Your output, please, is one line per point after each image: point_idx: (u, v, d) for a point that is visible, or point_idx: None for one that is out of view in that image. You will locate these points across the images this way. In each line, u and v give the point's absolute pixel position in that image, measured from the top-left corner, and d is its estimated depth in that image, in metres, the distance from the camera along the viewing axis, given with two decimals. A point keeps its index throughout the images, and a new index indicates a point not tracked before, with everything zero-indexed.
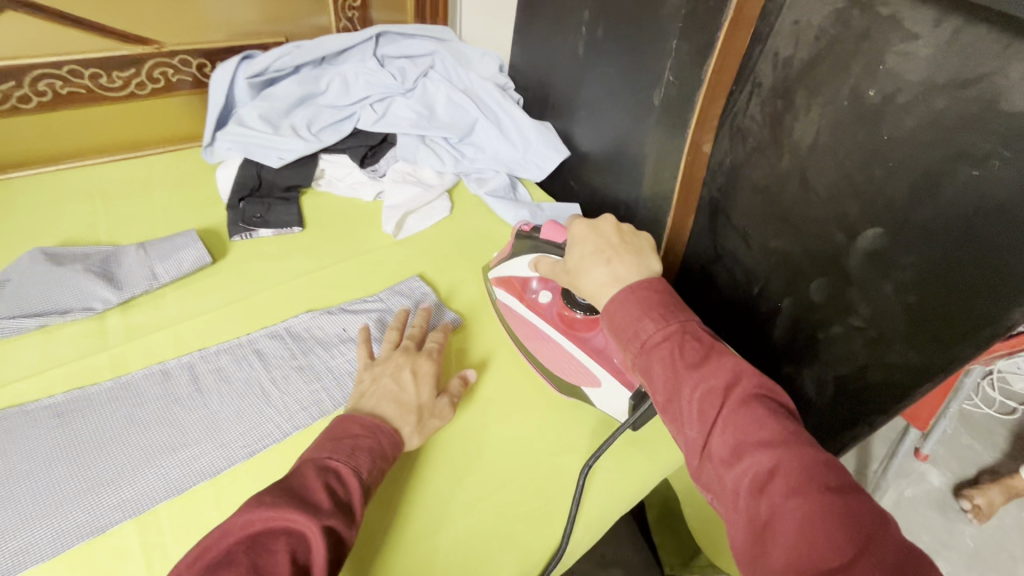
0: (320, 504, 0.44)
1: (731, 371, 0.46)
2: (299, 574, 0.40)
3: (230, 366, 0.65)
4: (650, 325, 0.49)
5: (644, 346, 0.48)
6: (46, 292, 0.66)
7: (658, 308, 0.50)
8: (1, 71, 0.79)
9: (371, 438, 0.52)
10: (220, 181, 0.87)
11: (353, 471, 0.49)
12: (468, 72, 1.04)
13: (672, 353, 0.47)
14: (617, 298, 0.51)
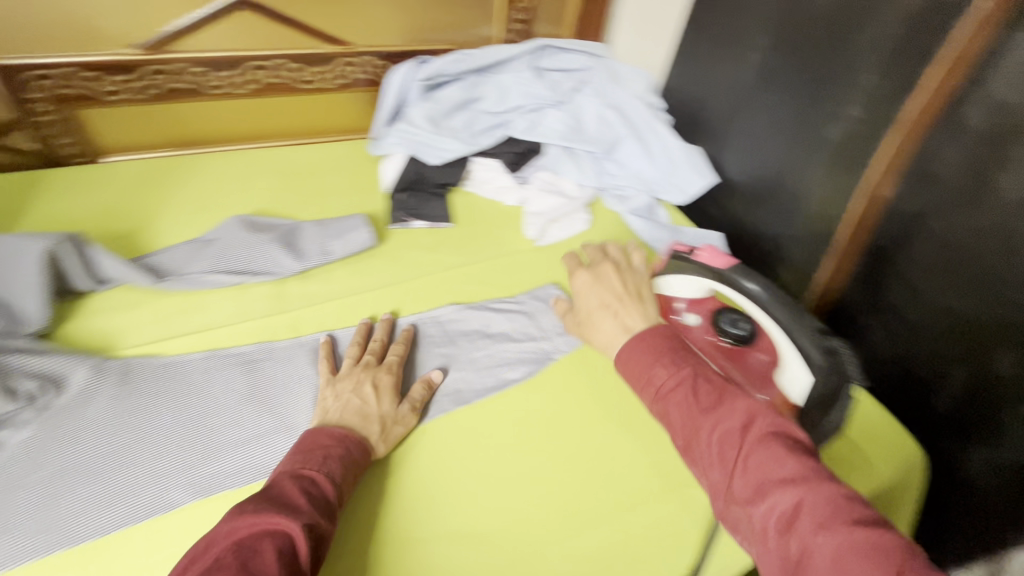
0: (299, 508, 0.46)
1: (749, 409, 0.47)
2: (289, 566, 0.41)
3: (385, 343, 0.71)
4: (661, 371, 0.52)
5: (659, 392, 0.51)
6: (244, 254, 0.76)
7: (669, 355, 0.53)
8: (228, 62, 0.90)
9: (340, 446, 0.55)
10: (384, 172, 0.95)
11: (323, 478, 0.51)
12: (620, 89, 1.04)
13: (686, 397, 0.49)
14: (629, 347, 0.56)
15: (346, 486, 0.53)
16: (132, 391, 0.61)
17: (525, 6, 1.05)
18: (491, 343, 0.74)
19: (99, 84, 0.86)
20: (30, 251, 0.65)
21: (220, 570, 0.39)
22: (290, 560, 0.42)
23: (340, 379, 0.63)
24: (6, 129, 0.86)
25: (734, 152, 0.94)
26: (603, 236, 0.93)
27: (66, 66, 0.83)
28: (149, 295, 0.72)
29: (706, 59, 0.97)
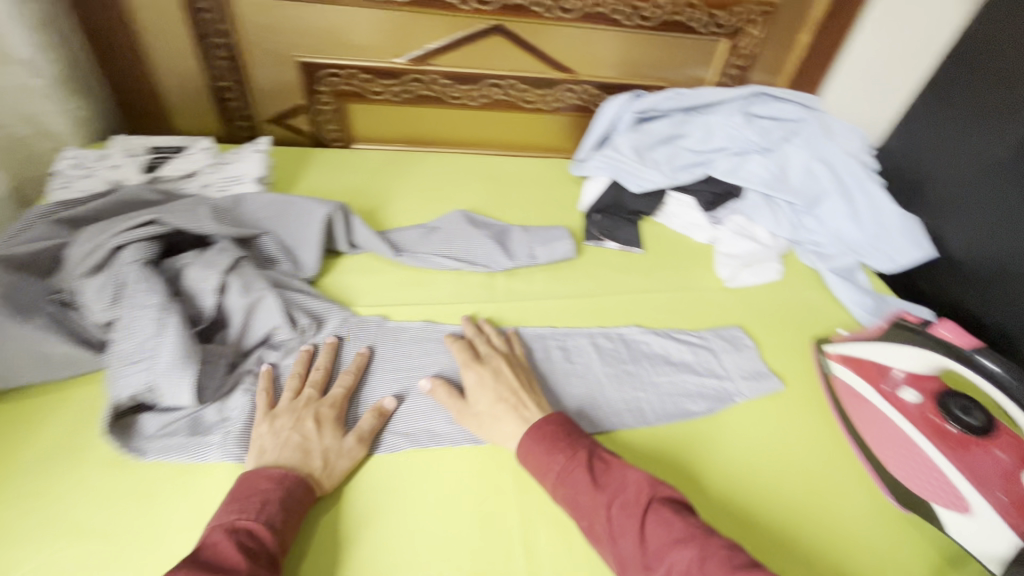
0: (236, 565, 0.46)
1: (638, 483, 0.54)
2: None
3: (574, 350, 0.75)
4: (559, 457, 0.57)
5: (558, 475, 0.56)
6: (463, 245, 0.86)
7: (559, 442, 0.58)
8: (472, 78, 1.04)
9: (278, 490, 0.53)
10: (585, 192, 1.01)
11: (261, 525, 0.50)
12: (832, 144, 1.00)
13: (583, 474, 0.55)
14: (529, 434, 0.60)
15: (289, 529, 0.52)
16: (364, 343, 0.71)
17: (746, 52, 1.08)
18: (671, 371, 0.74)
19: (368, 85, 1.02)
20: (316, 213, 0.79)
21: None
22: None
23: (279, 412, 0.61)
24: (291, 111, 1.06)
25: (962, 230, 0.89)
26: (795, 290, 0.91)
27: (349, 67, 1.00)
28: (384, 264, 0.84)
29: (947, 130, 0.92)
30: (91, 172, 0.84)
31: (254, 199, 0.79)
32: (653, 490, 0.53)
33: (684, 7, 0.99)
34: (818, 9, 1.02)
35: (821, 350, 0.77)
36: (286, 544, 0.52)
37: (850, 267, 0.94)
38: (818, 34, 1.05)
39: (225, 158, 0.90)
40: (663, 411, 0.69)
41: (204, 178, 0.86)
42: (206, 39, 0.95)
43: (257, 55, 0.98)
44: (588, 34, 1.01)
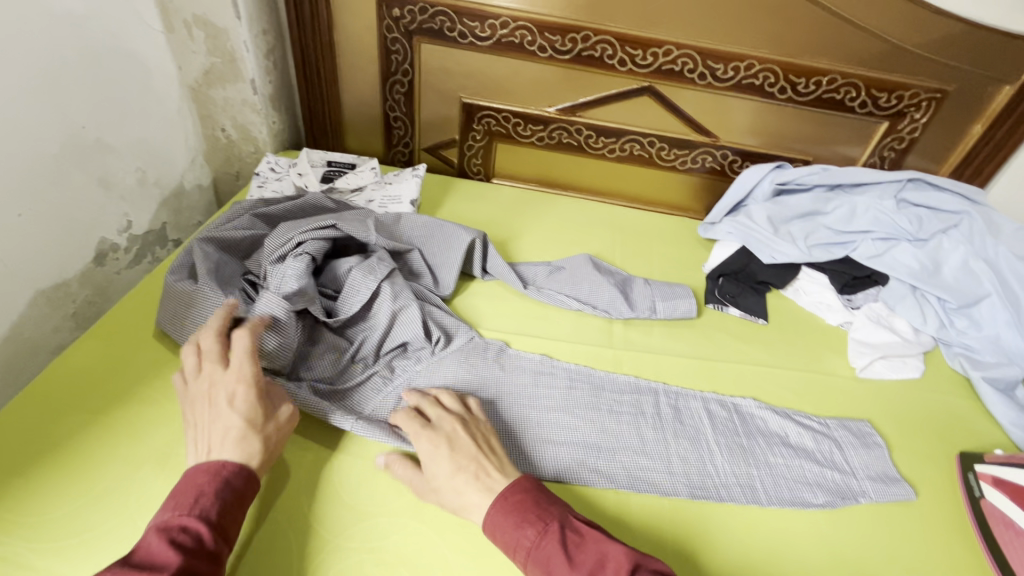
0: (164, 562, 0.44)
1: (621, 558, 0.49)
2: None
3: (685, 410, 0.73)
4: (530, 528, 0.52)
5: (530, 549, 0.51)
6: (586, 288, 0.89)
7: (528, 511, 0.53)
8: (615, 132, 1.09)
9: (212, 481, 0.52)
10: (712, 255, 1.02)
11: (195, 518, 0.49)
12: (998, 242, 0.92)
13: (556, 551, 0.50)
14: (492, 505, 0.54)
15: (226, 517, 0.50)
16: (485, 366, 0.75)
17: (907, 135, 1.03)
18: (788, 454, 0.69)
19: (517, 128, 1.12)
20: (462, 238, 0.87)
21: None
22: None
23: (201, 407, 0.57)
24: (444, 144, 1.18)
25: None
26: (942, 395, 0.82)
27: (503, 111, 1.10)
28: (510, 295, 0.89)
29: None
30: (282, 177, 0.99)
31: (411, 219, 0.89)
32: (642, 567, 0.49)
33: (844, 85, 0.97)
34: (997, 101, 0.97)
35: (970, 469, 0.70)
36: (227, 535, 0.50)
37: (1013, 380, 0.83)
38: (993, 126, 0.99)
39: (388, 179, 1.02)
40: (777, 494, 0.65)
41: (369, 195, 0.98)
42: (390, 76, 1.09)
43: (427, 92, 1.10)
44: (738, 102, 1.03)
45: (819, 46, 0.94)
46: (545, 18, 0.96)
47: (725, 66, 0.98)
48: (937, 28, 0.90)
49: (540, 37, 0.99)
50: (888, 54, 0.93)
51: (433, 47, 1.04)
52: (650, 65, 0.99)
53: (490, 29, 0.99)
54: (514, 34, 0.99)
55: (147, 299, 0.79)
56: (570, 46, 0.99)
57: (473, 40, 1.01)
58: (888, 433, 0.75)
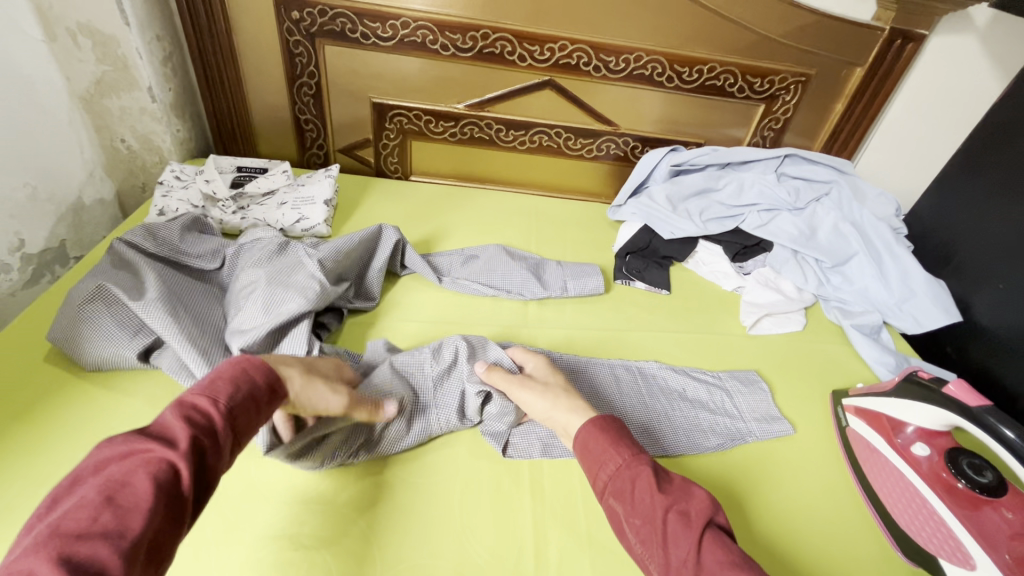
0: (175, 435, 0.46)
1: (702, 501, 0.55)
2: (160, 494, 0.42)
3: (594, 376, 0.78)
4: (623, 454, 0.59)
5: (619, 471, 0.58)
6: (499, 274, 0.93)
7: (626, 446, 0.60)
8: (523, 125, 1.15)
9: (231, 371, 0.54)
10: (620, 235, 1.09)
11: (212, 403, 0.50)
12: (862, 208, 1.05)
13: (646, 476, 0.57)
14: (588, 424, 0.63)
15: (239, 409, 0.52)
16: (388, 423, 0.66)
17: (781, 116, 1.14)
18: (687, 408, 0.76)
19: (429, 125, 1.15)
20: (387, 236, 0.90)
21: (82, 509, 0.40)
22: (167, 491, 0.43)
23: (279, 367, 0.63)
24: (359, 144, 1.19)
25: (992, 299, 0.90)
26: (819, 345, 0.92)
27: (414, 109, 1.12)
28: (427, 286, 0.92)
29: (983, 201, 0.95)
30: (189, 184, 0.97)
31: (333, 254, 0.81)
32: (714, 513, 0.54)
33: (723, 73, 1.07)
34: (851, 82, 1.09)
35: (839, 403, 0.78)
36: (239, 428, 0.51)
37: (876, 325, 0.95)
38: (851, 104, 1.11)
39: (301, 181, 1.02)
40: (676, 442, 0.71)
41: (281, 198, 0.99)
42: (297, 78, 1.09)
43: (336, 94, 1.11)
44: (632, 92, 1.10)
45: (696, 37, 1.03)
46: (444, 18, 1.00)
47: (616, 59, 1.05)
48: (795, 18, 1.01)
49: (441, 36, 1.02)
50: (757, 43, 1.04)
51: (338, 48, 1.05)
52: (548, 60, 1.05)
53: (391, 30, 1.02)
54: (416, 33, 1.02)
55: (44, 322, 0.76)
56: (471, 44, 1.03)
57: (376, 40, 1.03)
58: (772, 380, 0.83)
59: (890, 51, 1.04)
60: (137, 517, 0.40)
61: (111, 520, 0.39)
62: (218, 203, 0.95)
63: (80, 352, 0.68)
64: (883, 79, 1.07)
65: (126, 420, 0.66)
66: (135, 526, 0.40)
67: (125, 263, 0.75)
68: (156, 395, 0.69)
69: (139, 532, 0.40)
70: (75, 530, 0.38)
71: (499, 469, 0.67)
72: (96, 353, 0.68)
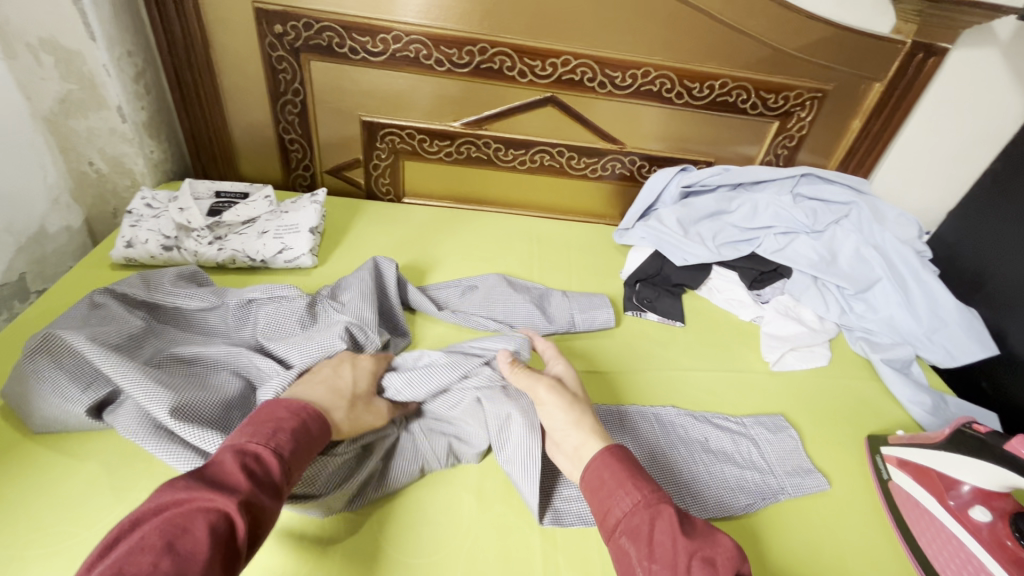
0: (235, 483, 0.43)
1: (730, 551, 0.46)
2: (218, 546, 0.39)
3: (608, 429, 0.69)
4: (641, 487, 0.50)
5: (637, 506, 0.49)
6: (502, 307, 0.85)
7: (643, 480, 0.51)
8: (523, 144, 1.08)
9: (294, 420, 0.51)
10: (629, 261, 1.02)
11: (273, 452, 0.47)
12: (885, 229, 0.99)
13: (669, 515, 0.47)
14: (600, 455, 0.54)
15: (297, 461, 0.49)
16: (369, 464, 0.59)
17: (795, 133, 1.08)
18: (710, 461, 0.68)
19: (423, 144, 1.08)
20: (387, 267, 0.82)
21: (140, 554, 0.36)
22: (223, 543, 0.39)
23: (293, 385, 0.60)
24: (349, 165, 1.12)
25: None
26: (848, 381, 0.86)
27: (408, 128, 1.05)
28: (423, 322, 0.84)
29: (1016, 223, 0.89)
30: (161, 213, 0.89)
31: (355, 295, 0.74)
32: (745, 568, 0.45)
33: (735, 89, 1.01)
34: (869, 97, 1.03)
35: (878, 452, 0.71)
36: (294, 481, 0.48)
37: (907, 358, 0.88)
38: (869, 120, 1.06)
39: (285, 208, 0.95)
40: (700, 506, 0.62)
41: (263, 225, 0.91)
42: (281, 96, 1.02)
43: (323, 112, 1.04)
44: (640, 109, 1.04)
45: (708, 51, 0.97)
46: (439, 31, 0.93)
47: (623, 74, 0.99)
48: (811, 31, 0.95)
49: (436, 51, 0.95)
50: (772, 58, 0.97)
51: (324, 64, 0.98)
52: (550, 76, 0.98)
53: (382, 44, 0.95)
54: (408, 48, 0.95)
55: None
56: (468, 59, 0.96)
57: (366, 56, 0.96)
58: (801, 424, 0.76)
59: (911, 66, 0.98)
60: (196, 566, 0.37)
61: (171, 567, 0.36)
62: (193, 233, 0.87)
63: (31, 413, 0.60)
64: (904, 95, 1.02)
65: (78, 492, 0.57)
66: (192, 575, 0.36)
67: (102, 308, 0.67)
68: (114, 460, 0.60)
69: None
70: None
71: (509, 539, 0.58)
72: (42, 412, 0.59)
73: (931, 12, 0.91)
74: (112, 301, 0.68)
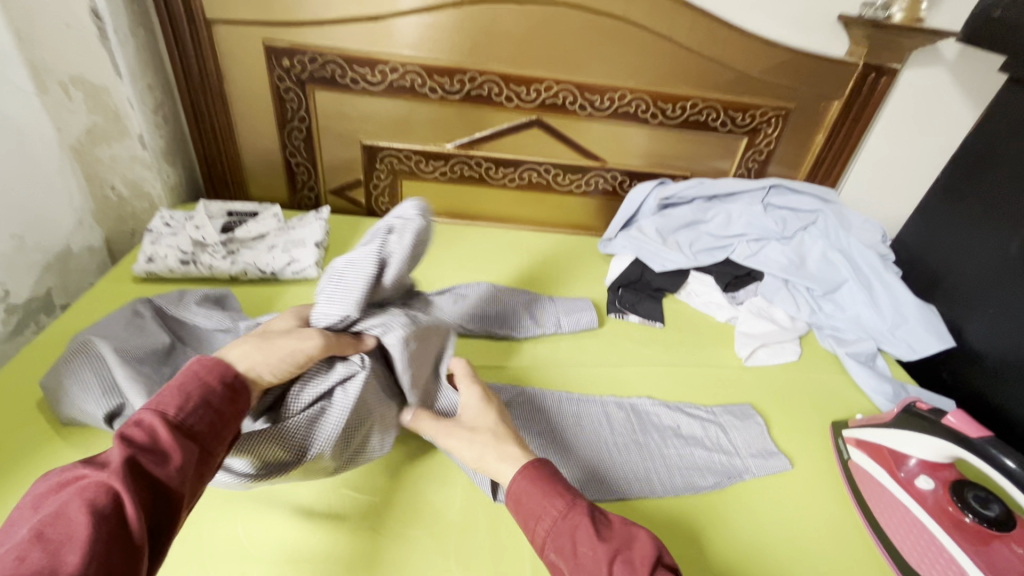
0: (113, 460, 0.42)
1: (646, 544, 0.49)
2: (100, 522, 0.38)
3: (585, 418, 0.75)
4: (558, 500, 0.53)
5: (558, 519, 0.51)
6: (491, 311, 0.91)
7: (560, 489, 0.54)
8: (511, 163, 1.16)
9: (184, 378, 0.49)
10: (612, 268, 1.09)
11: (162, 417, 0.46)
12: (850, 235, 1.06)
13: (586, 523, 0.50)
14: (523, 472, 0.55)
15: (194, 416, 0.47)
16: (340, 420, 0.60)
17: (764, 148, 1.16)
18: (681, 445, 0.74)
19: (419, 165, 1.16)
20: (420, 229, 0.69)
21: (8, 551, 0.36)
22: (107, 518, 0.39)
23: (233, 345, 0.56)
24: (350, 185, 1.20)
25: (983, 324, 0.91)
26: (816, 374, 0.92)
27: (405, 150, 1.14)
28: None
29: (968, 225, 0.96)
30: (178, 231, 0.96)
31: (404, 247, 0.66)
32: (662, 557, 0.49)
33: (706, 109, 1.10)
34: (830, 114, 1.12)
35: (839, 434, 0.77)
36: (198, 436, 0.47)
37: (871, 352, 0.95)
38: (831, 135, 1.14)
39: (292, 225, 1.03)
40: (669, 485, 0.68)
41: (271, 240, 0.99)
42: (287, 123, 1.11)
43: (326, 137, 1.13)
44: (619, 128, 1.13)
45: (678, 75, 1.06)
46: (432, 63, 1.02)
47: (601, 98, 1.07)
48: (772, 55, 1.04)
49: (429, 80, 1.04)
50: (737, 80, 1.07)
51: (327, 93, 1.07)
52: (535, 100, 1.07)
53: (380, 75, 1.04)
54: (404, 78, 1.04)
55: (22, 375, 0.74)
56: (459, 87, 1.05)
57: (365, 85, 1.05)
58: (771, 412, 0.82)
59: (865, 85, 1.07)
60: (73, 550, 0.36)
61: (43, 556, 0.36)
62: (208, 249, 0.94)
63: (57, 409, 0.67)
64: (861, 111, 1.10)
65: None
66: (69, 557, 0.36)
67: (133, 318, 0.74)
68: None
69: (76, 560, 0.36)
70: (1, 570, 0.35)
71: (498, 515, 0.64)
72: (67, 410, 0.66)
73: (878, 37, 1.00)
74: (141, 310, 0.75)
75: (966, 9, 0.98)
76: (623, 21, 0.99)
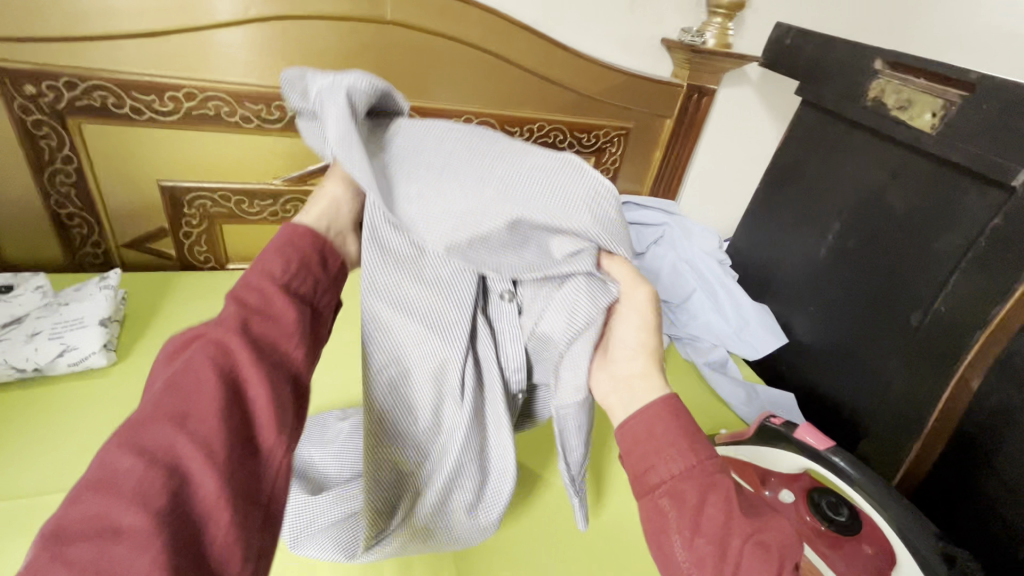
0: (227, 314, 0.37)
1: (782, 534, 0.39)
2: (224, 379, 0.34)
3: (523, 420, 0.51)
4: (689, 452, 0.41)
5: (690, 473, 0.40)
6: None
7: (698, 438, 0.42)
8: None
9: (284, 242, 0.44)
10: None
11: (267, 275, 0.40)
12: (692, 245, 1.12)
13: (725, 490, 0.39)
14: (661, 405, 0.44)
15: (299, 278, 0.42)
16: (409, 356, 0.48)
17: (611, 166, 1.19)
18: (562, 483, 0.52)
19: (241, 206, 0.99)
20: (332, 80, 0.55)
21: (144, 401, 0.32)
22: (231, 377, 0.34)
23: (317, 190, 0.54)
24: (152, 235, 0.98)
25: (807, 320, 1.01)
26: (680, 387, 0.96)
27: (219, 190, 0.95)
28: None
29: (784, 232, 1.07)
30: None
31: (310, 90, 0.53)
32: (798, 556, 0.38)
33: (552, 130, 1.08)
34: (664, 132, 1.17)
35: None
36: (308, 301, 0.42)
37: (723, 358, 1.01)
38: (667, 151, 1.20)
39: (63, 298, 0.79)
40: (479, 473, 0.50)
41: (31, 325, 0.74)
42: (46, 165, 0.86)
43: (107, 179, 0.90)
44: None
45: (521, 98, 1.03)
46: (239, 87, 0.86)
47: (445, 123, 1.00)
48: (607, 78, 1.06)
49: (239, 107, 0.88)
50: (578, 102, 1.07)
51: (99, 126, 0.84)
52: None
53: (172, 102, 0.85)
54: (205, 105, 0.86)
55: None
56: (279, 114, 0.91)
57: (152, 115, 0.85)
58: None
59: (690, 104, 1.14)
60: (204, 394, 0.33)
61: (179, 401, 0.32)
62: None
63: None
64: (689, 127, 1.18)
65: None
66: (206, 411, 0.32)
67: None
68: None
69: (216, 420, 0.32)
70: (139, 422, 0.31)
71: None
72: None
73: (698, 61, 1.06)
74: None
75: (762, 38, 1.09)
76: (459, 42, 0.93)
